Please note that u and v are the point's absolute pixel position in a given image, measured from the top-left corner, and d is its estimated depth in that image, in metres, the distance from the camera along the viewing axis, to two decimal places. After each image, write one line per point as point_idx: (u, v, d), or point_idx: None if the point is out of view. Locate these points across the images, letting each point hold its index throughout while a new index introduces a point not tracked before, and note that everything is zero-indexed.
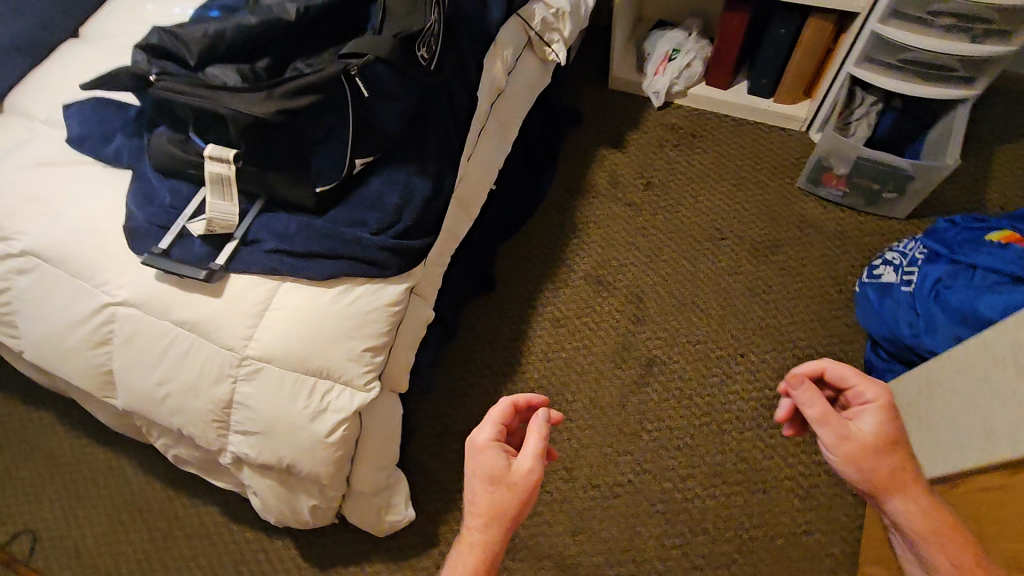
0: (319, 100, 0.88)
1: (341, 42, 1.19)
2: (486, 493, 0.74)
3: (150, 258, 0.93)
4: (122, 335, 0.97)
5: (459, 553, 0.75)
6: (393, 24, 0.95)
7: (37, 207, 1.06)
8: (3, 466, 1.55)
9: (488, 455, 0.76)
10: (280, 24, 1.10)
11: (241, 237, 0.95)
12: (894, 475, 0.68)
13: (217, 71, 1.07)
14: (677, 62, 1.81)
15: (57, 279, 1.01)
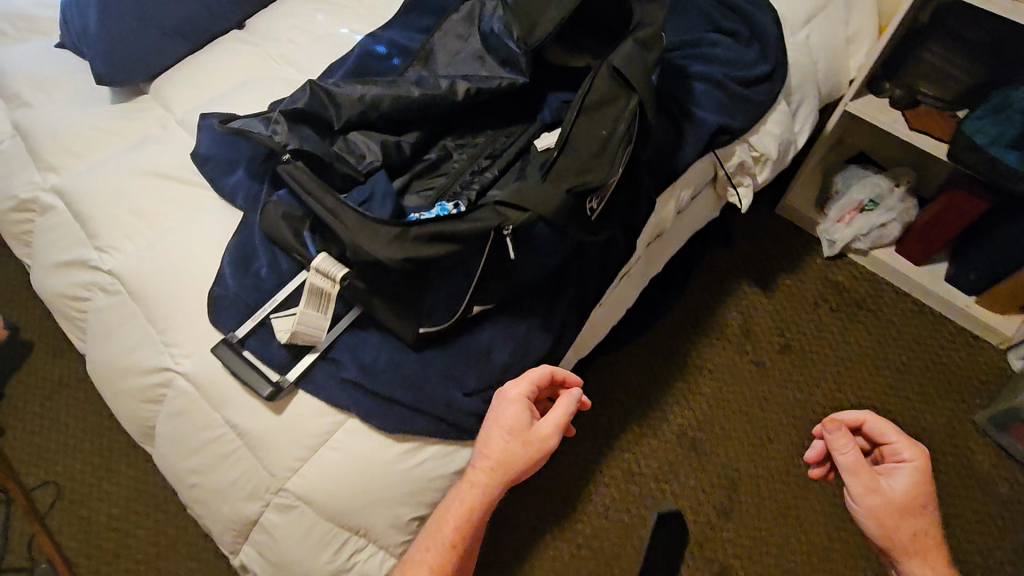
0: (455, 252, 0.73)
1: (501, 131, 1.04)
2: (504, 442, 0.79)
3: (223, 346, 0.83)
4: (173, 405, 0.88)
5: (461, 489, 0.80)
6: (568, 178, 0.78)
7: (139, 225, 0.98)
8: (54, 407, 1.56)
9: (515, 408, 0.80)
10: (442, 103, 0.96)
11: (322, 351, 0.83)
12: (914, 534, 0.81)
13: (358, 138, 0.93)
14: (871, 217, 1.51)
15: (134, 316, 0.93)
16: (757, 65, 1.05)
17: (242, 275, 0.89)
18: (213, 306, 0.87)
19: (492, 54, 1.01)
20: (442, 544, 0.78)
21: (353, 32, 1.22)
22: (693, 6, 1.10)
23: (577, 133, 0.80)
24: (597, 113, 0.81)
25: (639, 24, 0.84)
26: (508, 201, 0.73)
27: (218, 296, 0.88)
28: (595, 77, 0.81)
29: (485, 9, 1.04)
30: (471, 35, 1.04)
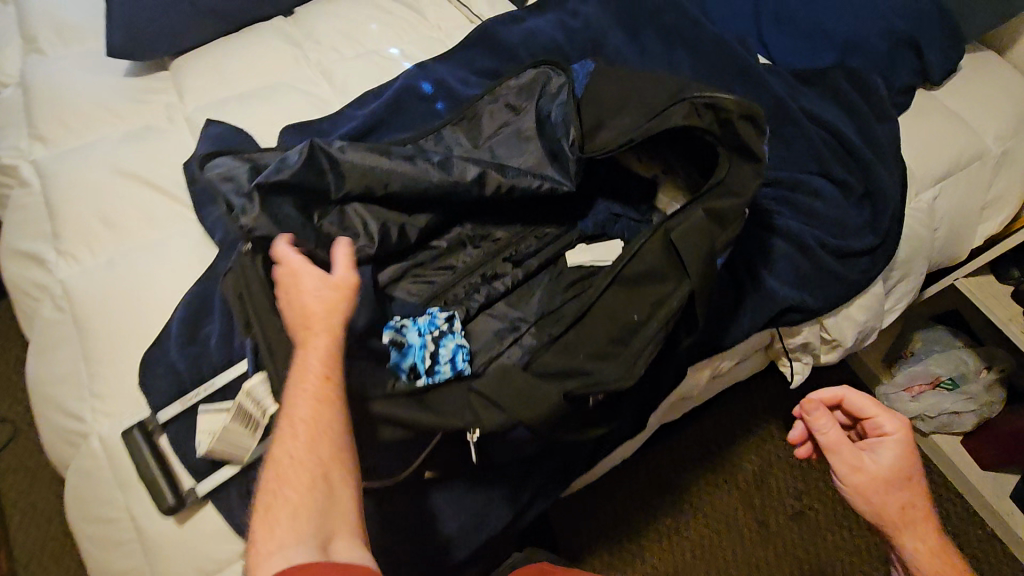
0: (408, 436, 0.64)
1: (532, 230, 0.89)
2: (313, 304, 0.60)
3: (134, 431, 0.71)
4: (80, 463, 0.77)
5: (296, 392, 0.55)
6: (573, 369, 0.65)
7: (106, 238, 0.87)
8: None
9: (308, 274, 0.63)
10: (465, 195, 0.81)
11: (245, 466, 0.71)
12: (904, 509, 0.69)
13: (357, 215, 0.80)
14: (945, 400, 1.28)
15: (70, 345, 0.83)
16: (859, 234, 0.85)
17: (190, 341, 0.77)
18: (144, 369, 0.76)
19: (543, 143, 0.85)
20: (298, 466, 0.52)
21: (404, 55, 1.05)
22: (803, 137, 0.89)
23: (605, 308, 0.66)
24: (630, 289, 0.65)
25: (719, 186, 0.66)
26: (481, 400, 0.62)
27: (154, 358, 0.76)
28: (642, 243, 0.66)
29: (550, 88, 0.87)
30: (526, 108, 0.87)
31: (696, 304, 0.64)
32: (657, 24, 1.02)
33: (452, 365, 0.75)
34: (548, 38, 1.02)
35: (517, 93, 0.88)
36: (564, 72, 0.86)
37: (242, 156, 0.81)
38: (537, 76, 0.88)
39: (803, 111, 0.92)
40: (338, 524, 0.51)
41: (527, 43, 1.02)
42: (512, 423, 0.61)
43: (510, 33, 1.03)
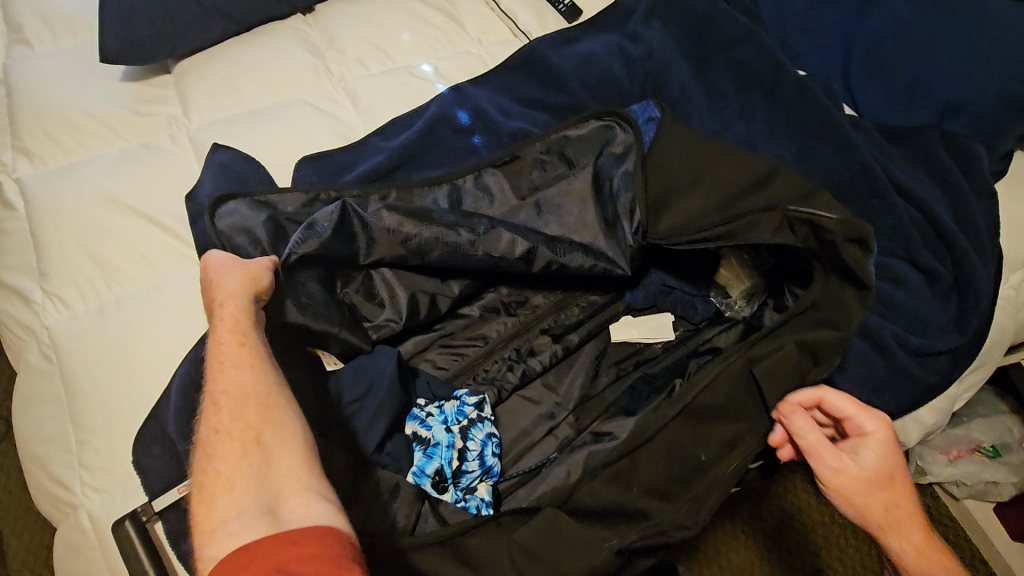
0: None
1: (569, 299, 0.81)
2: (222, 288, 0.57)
3: (125, 522, 0.63)
4: (65, 541, 0.70)
5: (214, 373, 0.52)
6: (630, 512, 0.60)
7: (96, 281, 0.78)
8: None
9: (218, 264, 0.60)
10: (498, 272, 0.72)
11: None
12: (890, 511, 0.61)
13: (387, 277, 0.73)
14: (984, 469, 1.10)
15: (54, 403, 0.74)
16: (938, 334, 0.77)
17: (188, 418, 0.69)
18: (139, 449, 0.68)
19: (594, 209, 0.75)
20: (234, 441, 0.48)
21: (438, 74, 0.93)
22: (885, 215, 0.80)
23: (678, 441, 0.63)
24: (698, 423, 0.64)
25: (812, 312, 0.68)
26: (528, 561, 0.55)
27: (152, 436, 0.69)
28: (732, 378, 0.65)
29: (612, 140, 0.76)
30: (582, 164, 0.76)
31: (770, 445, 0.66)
32: (729, 61, 0.91)
33: (481, 463, 0.69)
34: (604, 67, 0.89)
35: (571, 141, 0.76)
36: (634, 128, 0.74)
37: (259, 201, 0.72)
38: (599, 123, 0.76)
39: (890, 182, 0.81)
40: (287, 490, 0.46)
41: (580, 72, 0.90)
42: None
43: (561, 59, 0.91)
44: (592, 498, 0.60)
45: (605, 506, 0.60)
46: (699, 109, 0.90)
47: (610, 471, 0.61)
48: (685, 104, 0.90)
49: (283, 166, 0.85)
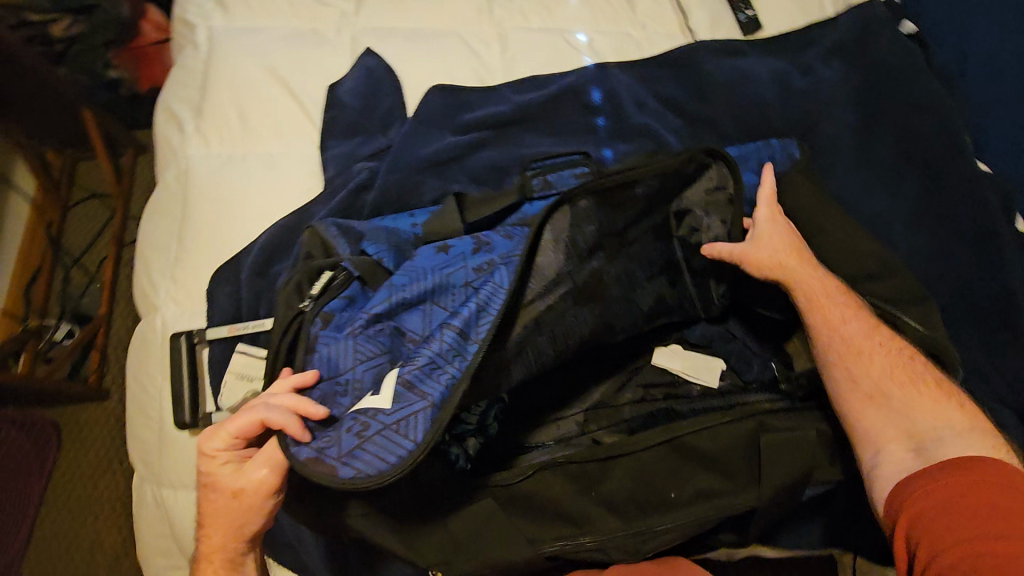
0: (380, 530, 0.62)
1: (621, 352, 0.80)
2: (212, 502, 0.59)
3: (182, 338, 0.75)
4: (140, 334, 0.83)
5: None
6: (574, 523, 0.65)
7: (235, 135, 0.88)
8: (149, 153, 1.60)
9: (213, 466, 0.59)
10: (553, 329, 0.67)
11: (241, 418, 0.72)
12: (780, 258, 0.67)
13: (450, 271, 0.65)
14: None
15: (170, 222, 0.87)
16: None
17: (260, 274, 0.78)
18: (214, 284, 0.78)
19: (687, 251, 0.74)
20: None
21: (591, 48, 0.93)
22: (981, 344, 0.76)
23: (653, 475, 0.66)
24: (680, 460, 0.67)
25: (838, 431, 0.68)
26: (454, 558, 0.62)
27: (227, 277, 0.79)
28: (733, 441, 0.66)
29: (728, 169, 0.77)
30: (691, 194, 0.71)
31: (754, 514, 0.66)
32: (896, 130, 0.83)
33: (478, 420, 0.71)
34: (756, 93, 0.85)
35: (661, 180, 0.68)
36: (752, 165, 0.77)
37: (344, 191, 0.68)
38: (705, 163, 0.69)
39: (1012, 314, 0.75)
40: None
41: (730, 90, 0.86)
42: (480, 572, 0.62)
43: (717, 69, 0.87)
44: (549, 493, 0.65)
45: (551, 506, 0.65)
46: (843, 167, 0.82)
47: (570, 478, 0.66)
48: (829, 156, 0.83)
49: (419, 90, 0.91)
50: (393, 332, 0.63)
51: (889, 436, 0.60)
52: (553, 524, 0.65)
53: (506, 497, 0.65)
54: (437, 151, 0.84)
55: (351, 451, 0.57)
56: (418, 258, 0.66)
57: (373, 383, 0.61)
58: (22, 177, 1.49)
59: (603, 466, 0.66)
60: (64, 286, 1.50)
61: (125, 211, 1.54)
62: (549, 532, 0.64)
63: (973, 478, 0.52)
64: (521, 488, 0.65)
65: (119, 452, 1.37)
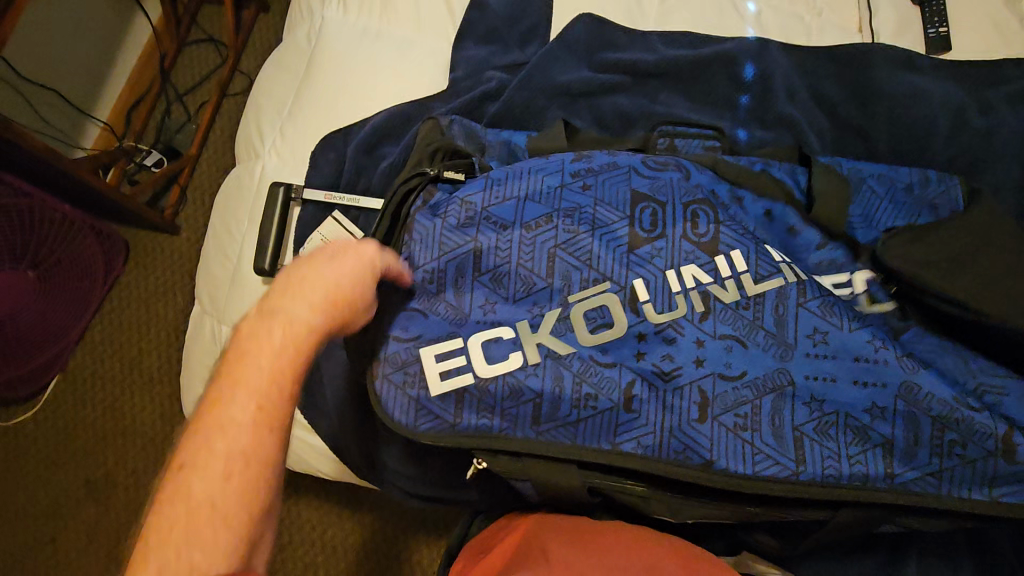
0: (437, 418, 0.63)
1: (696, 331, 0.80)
2: (343, 265, 0.51)
3: (280, 189, 0.76)
4: (239, 178, 0.86)
5: (270, 329, 0.45)
6: (611, 448, 0.60)
7: (375, 8, 0.87)
8: (270, 12, 1.60)
9: (363, 249, 0.53)
10: (658, 269, 0.63)
11: None
12: None
13: (548, 173, 0.66)
14: None
15: (291, 78, 0.88)
16: None
17: (367, 151, 0.79)
18: (320, 148, 0.79)
19: None
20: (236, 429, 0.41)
21: (757, 20, 0.87)
22: None
23: (711, 435, 0.60)
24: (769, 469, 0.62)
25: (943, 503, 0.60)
26: (487, 441, 0.61)
27: (334, 145, 0.79)
28: (800, 427, 0.60)
29: (881, 184, 0.73)
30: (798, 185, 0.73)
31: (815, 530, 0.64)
32: None
33: None
34: (920, 116, 0.79)
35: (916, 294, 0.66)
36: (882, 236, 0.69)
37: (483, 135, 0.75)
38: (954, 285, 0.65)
39: None
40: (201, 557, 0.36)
41: (892, 106, 0.80)
42: (521, 475, 0.62)
43: (887, 79, 0.80)
44: (598, 411, 0.60)
45: (596, 425, 0.60)
46: None
47: (625, 403, 0.60)
48: None
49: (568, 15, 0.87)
50: (482, 220, 0.64)
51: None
52: (591, 445, 0.60)
53: (554, 401, 0.60)
54: (570, 81, 0.80)
55: (400, 403, 0.61)
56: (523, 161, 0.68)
57: (454, 274, 0.64)
58: (150, 1, 1.52)
59: (664, 405, 0.60)
60: (163, 117, 1.54)
61: (235, 61, 1.56)
62: (585, 447, 0.60)
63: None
64: (571, 399, 0.60)
65: (173, 287, 1.43)
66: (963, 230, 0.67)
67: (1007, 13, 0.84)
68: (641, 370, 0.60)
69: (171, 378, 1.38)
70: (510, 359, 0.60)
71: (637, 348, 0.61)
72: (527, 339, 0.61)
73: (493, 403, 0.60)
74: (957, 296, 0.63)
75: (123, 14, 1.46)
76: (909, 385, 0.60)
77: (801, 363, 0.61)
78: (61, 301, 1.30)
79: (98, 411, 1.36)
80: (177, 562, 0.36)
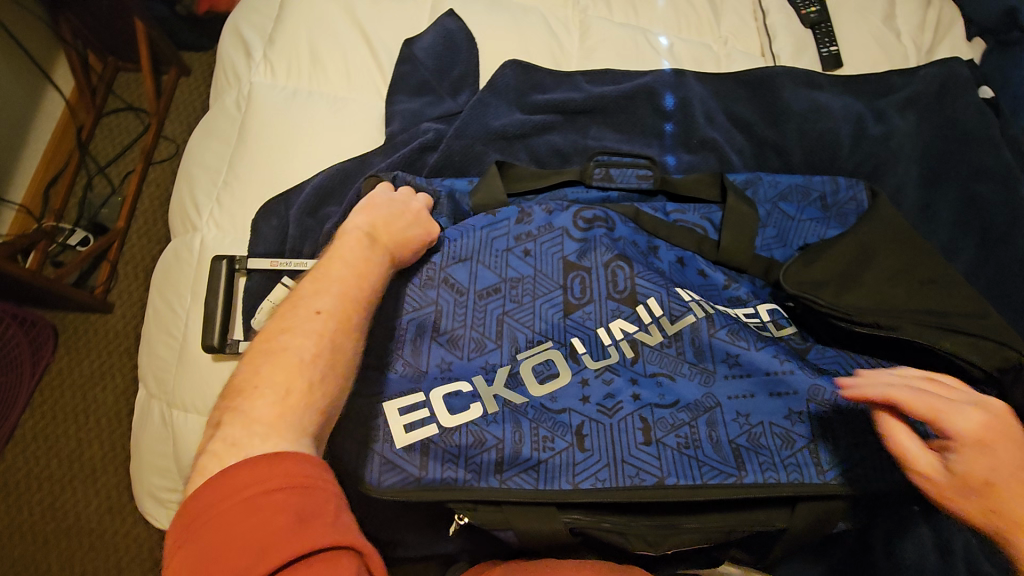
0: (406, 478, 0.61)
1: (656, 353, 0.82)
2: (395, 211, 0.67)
3: (223, 262, 0.74)
4: (178, 254, 0.83)
5: (341, 255, 0.60)
6: (571, 488, 0.60)
7: (303, 70, 0.87)
8: (193, 77, 1.58)
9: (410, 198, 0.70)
10: (590, 327, 0.67)
11: None
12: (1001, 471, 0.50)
13: (492, 232, 0.70)
14: None
15: (223, 146, 0.86)
16: None
17: (310, 214, 0.78)
18: (262, 216, 0.78)
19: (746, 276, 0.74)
20: (339, 305, 0.56)
21: (671, 53, 0.93)
22: None
23: (659, 456, 0.61)
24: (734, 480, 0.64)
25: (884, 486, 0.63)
26: (453, 494, 0.59)
27: (277, 212, 0.78)
28: (734, 440, 0.63)
29: (792, 203, 0.77)
30: (708, 231, 0.75)
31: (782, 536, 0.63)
32: (953, 193, 0.85)
33: None
34: (829, 128, 0.86)
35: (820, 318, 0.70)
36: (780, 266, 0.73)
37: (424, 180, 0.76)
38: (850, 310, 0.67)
39: None
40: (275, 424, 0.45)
41: (802, 122, 0.87)
42: (503, 525, 0.60)
43: (794, 97, 0.87)
44: (557, 452, 0.61)
45: (556, 465, 0.60)
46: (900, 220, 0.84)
47: (578, 441, 0.61)
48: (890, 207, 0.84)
49: (495, 62, 0.90)
50: (443, 283, 0.67)
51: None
52: (555, 486, 0.60)
53: (516, 444, 0.61)
54: (505, 125, 0.83)
55: (365, 459, 0.60)
56: (471, 220, 0.71)
57: (415, 332, 0.65)
58: (62, 77, 1.47)
59: (613, 436, 0.62)
60: (84, 193, 1.47)
61: (159, 128, 1.51)
62: (546, 492, 0.59)
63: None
64: (530, 442, 0.61)
65: (111, 369, 1.34)
66: (846, 249, 0.72)
67: (886, 31, 0.94)
68: (587, 412, 0.63)
69: (117, 468, 1.28)
70: (470, 410, 0.61)
71: (583, 392, 0.64)
72: (484, 393, 0.62)
73: (457, 453, 0.60)
74: (840, 309, 0.66)
75: (33, 92, 1.40)
76: (816, 388, 0.64)
77: (722, 385, 0.65)
78: None
79: (36, 515, 1.24)
80: (277, 401, 0.47)
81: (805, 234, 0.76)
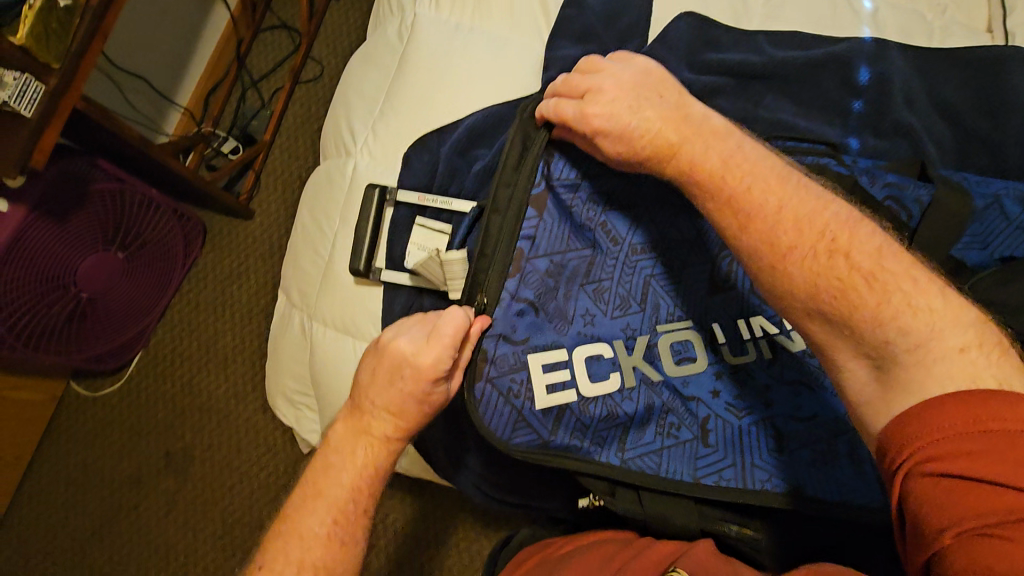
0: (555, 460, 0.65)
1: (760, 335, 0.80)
2: (395, 399, 0.57)
3: (376, 191, 0.77)
4: (331, 178, 0.87)
5: (330, 474, 0.56)
6: (693, 481, 0.63)
7: (468, 3, 0.85)
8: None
9: (415, 379, 0.57)
10: (733, 314, 0.66)
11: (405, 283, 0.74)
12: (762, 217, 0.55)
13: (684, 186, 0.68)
14: None
15: (382, 74, 0.88)
16: None
17: (460, 154, 0.78)
18: (414, 148, 0.79)
19: None
20: (326, 541, 0.53)
21: (874, 19, 0.81)
22: None
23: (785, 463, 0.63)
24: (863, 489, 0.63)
25: None
26: (576, 462, 0.63)
27: (428, 145, 0.79)
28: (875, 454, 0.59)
29: (1017, 204, 0.70)
30: (911, 217, 0.69)
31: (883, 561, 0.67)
32: None
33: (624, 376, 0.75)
34: None
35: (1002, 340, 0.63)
36: (974, 270, 0.67)
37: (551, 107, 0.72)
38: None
39: None
40: None
41: None
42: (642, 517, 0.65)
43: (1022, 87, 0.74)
44: (679, 441, 0.64)
45: (679, 454, 0.64)
46: None
47: (703, 436, 0.64)
48: None
49: (668, 13, 0.84)
50: (600, 227, 0.67)
51: (842, 354, 0.51)
52: (677, 475, 0.64)
53: (642, 425, 0.65)
54: None
55: (502, 413, 0.62)
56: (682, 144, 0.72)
57: (568, 277, 0.65)
58: None
59: (741, 439, 0.64)
60: (238, 104, 1.57)
61: (308, 49, 1.57)
62: (666, 478, 0.64)
63: (992, 403, 0.41)
64: (656, 427, 0.65)
65: (247, 271, 1.48)
66: None
67: None
68: (716, 407, 0.65)
69: (245, 359, 1.43)
70: (608, 381, 0.64)
71: (714, 384, 0.65)
72: (623, 363, 0.65)
73: (587, 424, 0.64)
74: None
75: (205, 4, 1.50)
76: None
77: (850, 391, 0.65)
78: (144, 280, 1.35)
79: (175, 389, 1.42)
80: None
81: (1015, 243, 0.69)
